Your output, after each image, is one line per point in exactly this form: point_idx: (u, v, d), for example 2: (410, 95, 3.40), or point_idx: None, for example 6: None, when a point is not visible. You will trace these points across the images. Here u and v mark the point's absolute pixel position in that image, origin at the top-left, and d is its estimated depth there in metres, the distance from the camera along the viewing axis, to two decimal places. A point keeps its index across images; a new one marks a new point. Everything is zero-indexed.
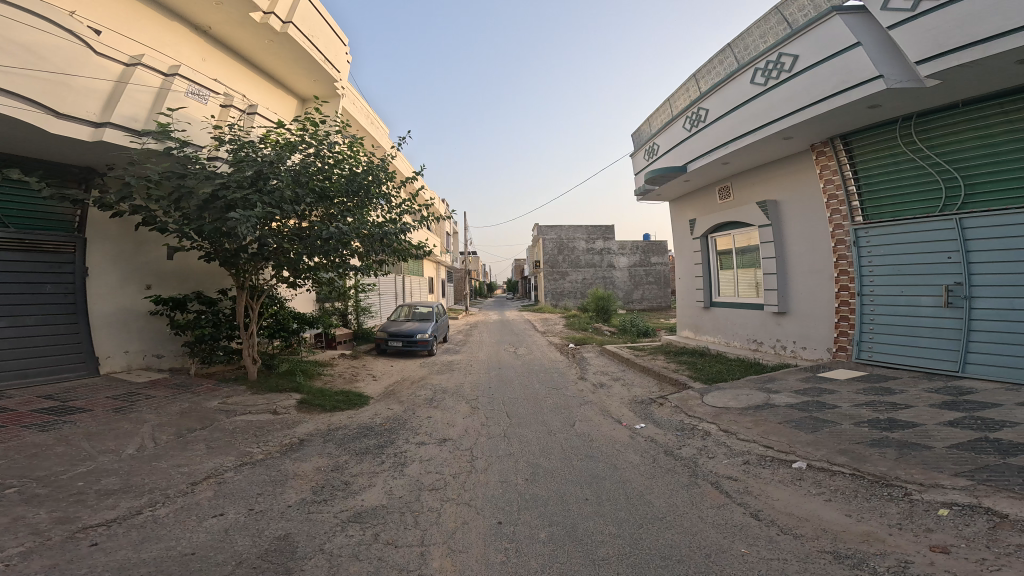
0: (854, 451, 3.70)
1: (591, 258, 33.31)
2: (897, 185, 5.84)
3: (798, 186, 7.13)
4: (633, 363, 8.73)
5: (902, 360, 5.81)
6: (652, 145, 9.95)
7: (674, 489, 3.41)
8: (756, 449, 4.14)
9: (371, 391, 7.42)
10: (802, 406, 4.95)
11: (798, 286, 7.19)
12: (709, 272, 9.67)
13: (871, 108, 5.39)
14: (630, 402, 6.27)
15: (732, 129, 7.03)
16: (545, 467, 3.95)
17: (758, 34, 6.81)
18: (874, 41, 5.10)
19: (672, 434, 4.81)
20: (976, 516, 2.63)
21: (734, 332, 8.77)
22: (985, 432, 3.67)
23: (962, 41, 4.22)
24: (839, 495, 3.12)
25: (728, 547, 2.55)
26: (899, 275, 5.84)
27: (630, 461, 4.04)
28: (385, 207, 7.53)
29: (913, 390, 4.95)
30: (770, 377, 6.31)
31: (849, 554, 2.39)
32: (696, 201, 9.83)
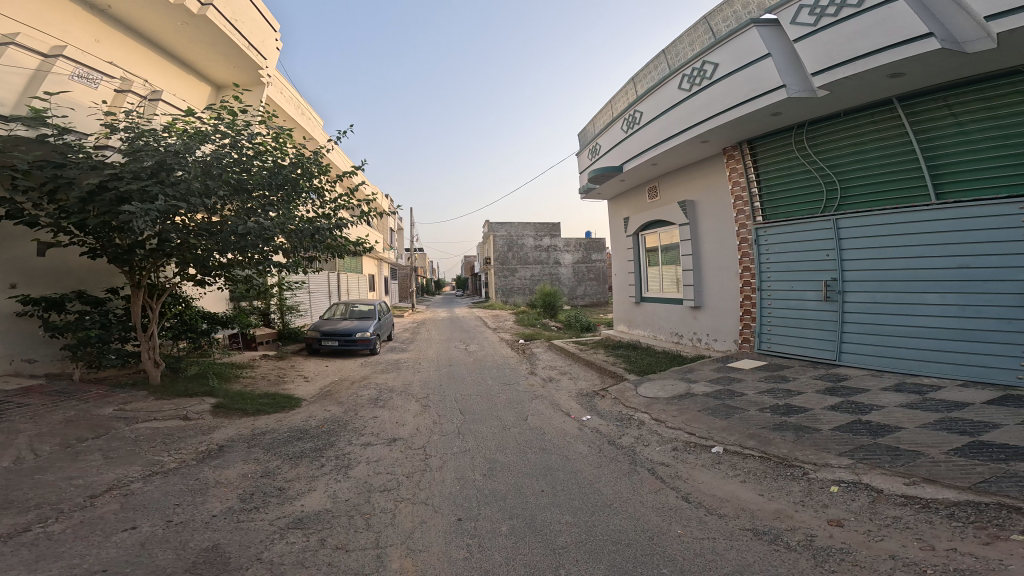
0: (761, 435, 4.22)
1: (540, 255, 34.02)
2: (792, 193, 6.64)
3: (713, 188, 7.83)
4: (577, 357, 9.13)
5: (793, 349, 6.64)
6: (595, 145, 10.41)
7: (619, 477, 3.65)
8: (682, 436, 4.55)
9: (303, 393, 6.97)
10: (716, 395, 5.53)
11: (710, 283, 7.99)
12: (638, 268, 10.41)
13: (774, 115, 6.07)
14: (577, 395, 6.56)
15: (661, 130, 7.55)
16: (497, 462, 4.03)
17: (687, 42, 7.31)
18: (782, 52, 5.67)
19: (612, 424, 5.12)
20: (860, 491, 3.12)
21: (660, 324, 9.50)
22: (858, 415, 4.36)
23: (848, 56, 4.84)
24: (752, 476, 3.55)
25: (667, 529, 2.80)
26: (790, 271, 6.63)
27: (580, 453, 4.24)
28: (316, 202, 7.18)
29: (803, 377, 5.76)
30: (690, 367, 6.94)
31: (766, 531, 2.73)
32: (629, 200, 10.49)
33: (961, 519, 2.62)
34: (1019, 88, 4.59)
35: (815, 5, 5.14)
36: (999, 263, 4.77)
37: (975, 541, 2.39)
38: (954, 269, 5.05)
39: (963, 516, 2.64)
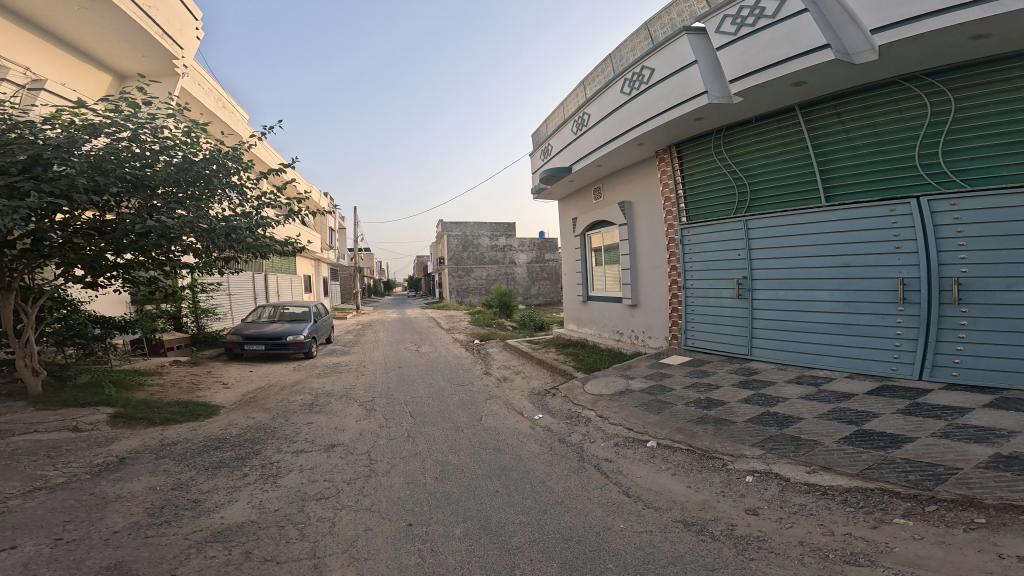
0: (687, 428, 4.59)
1: (495, 255, 34.06)
2: (714, 196, 7.17)
3: (649, 191, 8.30)
4: (529, 357, 9.28)
5: (714, 344, 7.23)
6: (547, 146, 10.67)
7: (568, 474, 3.80)
8: (622, 431, 4.83)
9: (221, 401, 6.37)
10: (650, 390, 5.92)
11: (645, 282, 8.52)
12: (585, 268, 10.85)
13: (697, 119, 6.53)
14: (529, 394, 6.68)
15: (607, 132, 7.87)
16: (449, 464, 3.99)
17: (629, 46, 7.66)
18: (708, 60, 6.07)
19: (562, 422, 5.30)
20: (770, 480, 3.51)
21: (604, 323, 9.94)
22: (767, 407, 4.90)
23: (760, 65, 5.30)
24: (681, 468, 3.86)
25: (611, 524, 2.95)
26: (709, 271, 7.20)
27: (533, 451, 4.34)
28: (235, 199, 6.38)
29: (721, 371, 6.36)
30: (628, 364, 7.34)
31: (694, 522, 2.99)
32: (578, 201, 10.85)
33: (854, 505, 3.03)
34: (892, 98, 5.22)
35: (736, 16, 5.53)
36: (875, 263, 5.43)
37: (866, 526, 2.78)
38: (840, 268, 5.72)
39: (855, 502, 3.06)
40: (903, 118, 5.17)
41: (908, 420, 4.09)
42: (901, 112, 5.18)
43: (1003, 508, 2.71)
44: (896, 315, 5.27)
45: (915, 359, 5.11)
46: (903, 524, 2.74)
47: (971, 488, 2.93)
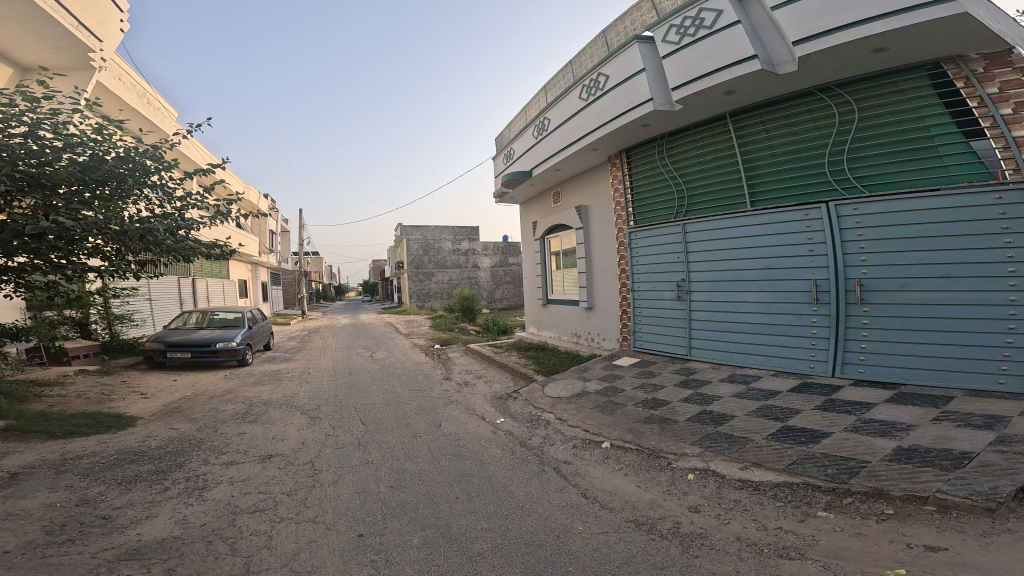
0: (637, 428, 4.80)
1: (457, 259, 33.86)
2: (659, 200, 7.49)
3: (602, 195, 8.61)
4: (491, 361, 9.27)
5: (659, 345, 7.52)
6: (509, 151, 10.79)
7: (529, 478, 3.86)
8: (580, 433, 4.96)
9: (138, 412, 5.78)
10: (605, 392, 6.13)
11: (599, 285, 8.82)
12: (545, 272, 11.03)
13: (643, 126, 6.83)
14: (491, 398, 6.68)
15: (566, 136, 8.06)
16: (406, 472, 3.90)
17: (588, 54, 7.94)
18: (656, 69, 6.37)
19: (523, 426, 5.36)
20: (708, 477, 3.75)
21: (562, 326, 10.15)
22: (705, 405, 5.24)
23: (698, 73, 5.60)
24: (633, 468, 4.03)
25: (570, 527, 3.02)
26: (653, 273, 7.53)
27: (494, 456, 4.37)
28: (156, 199, 5.90)
29: (665, 371, 6.70)
30: (584, 366, 7.54)
31: (644, 521, 3.13)
32: (538, 205, 11.06)
33: (784, 500, 3.31)
34: (808, 108, 5.66)
35: (681, 27, 5.86)
36: (792, 265, 5.79)
37: (794, 520, 3.05)
38: (763, 270, 6.07)
39: (786, 497, 3.34)
40: (817, 127, 5.62)
41: (824, 416, 4.52)
42: (815, 121, 5.62)
43: (907, 498, 3.05)
44: (811, 315, 5.63)
45: (829, 356, 5.48)
46: (826, 517, 3.04)
47: (880, 480, 3.28)
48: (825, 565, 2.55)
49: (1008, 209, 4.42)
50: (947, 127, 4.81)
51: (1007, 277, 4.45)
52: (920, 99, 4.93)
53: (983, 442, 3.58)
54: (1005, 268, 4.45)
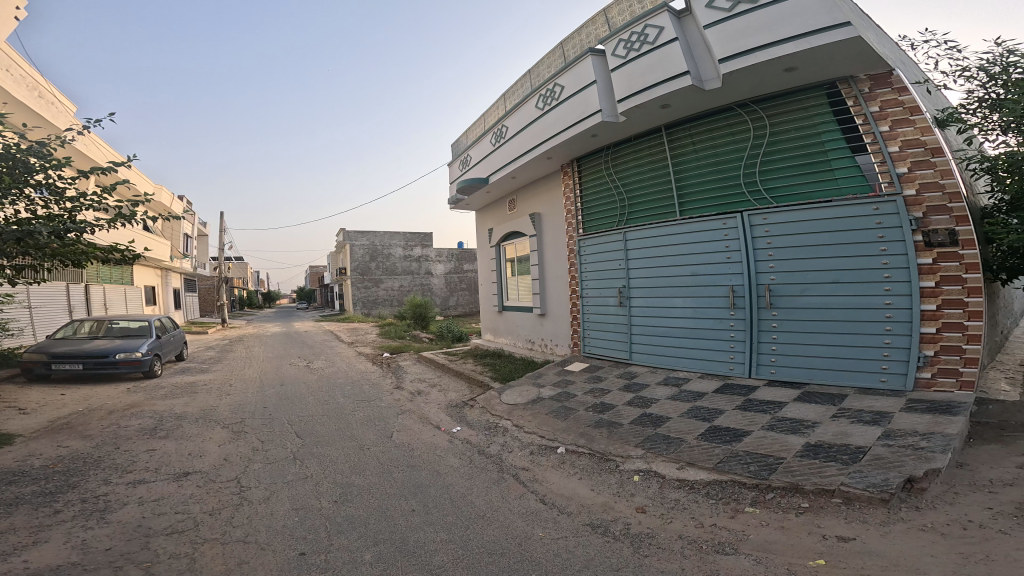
0: (589, 432, 4.96)
1: (409, 266, 32.97)
2: (603, 208, 7.79)
3: (555, 204, 8.85)
4: (446, 369, 9.14)
5: (603, 350, 7.79)
6: (465, 157, 10.80)
7: (489, 486, 3.87)
8: (537, 439, 5.04)
9: (16, 430, 5.06)
10: (558, 397, 6.27)
11: (551, 292, 9.03)
12: (500, 279, 11.10)
13: (593, 136, 7.12)
14: (447, 407, 6.58)
15: (522, 144, 8.22)
16: (353, 486, 3.74)
17: (546, 66, 8.19)
18: (606, 81, 6.60)
19: (480, 433, 5.35)
20: (652, 478, 3.96)
21: (517, 332, 10.25)
22: (646, 407, 5.50)
23: (640, 86, 5.89)
24: (586, 472, 4.15)
25: (531, 533, 3.07)
26: (599, 281, 7.84)
27: (451, 465, 4.32)
28: (40, 202, 5.19)
29: (612, 374, 6.97)
30: (539, 372, 7.66)
31: (599, 523, 3.24)
32: (494, 212, 11.14)
33: (716, 498, 3.57)
34: (728, 123, 6.07)
35: (628, 41, 6.08)
36: (714, 272, 6.16)
37: (726, 516, 3.31)
38: (690, 276, 6.43)
39: (718, 495, 3.60)
40: (735, 141, 6.03)
41: (744, 415, 4.88)
42: (733, 135, 6.03)
43: (819, 492, 3.41)
44: (730, 320, 6.04)
45: (745, 358, 5.90)
46: (753, 512, 3.32)
47: (795, 476, 3.64)
48: (757, 558, 2.78)
49: (884, 219, 4.99)
50: (839, 143, 5.32)
51: (885, 282, 4.99)
52: (820, 116, 5.42)
53: (875, 436, 4.04)
54: (882, 273, 5.00)
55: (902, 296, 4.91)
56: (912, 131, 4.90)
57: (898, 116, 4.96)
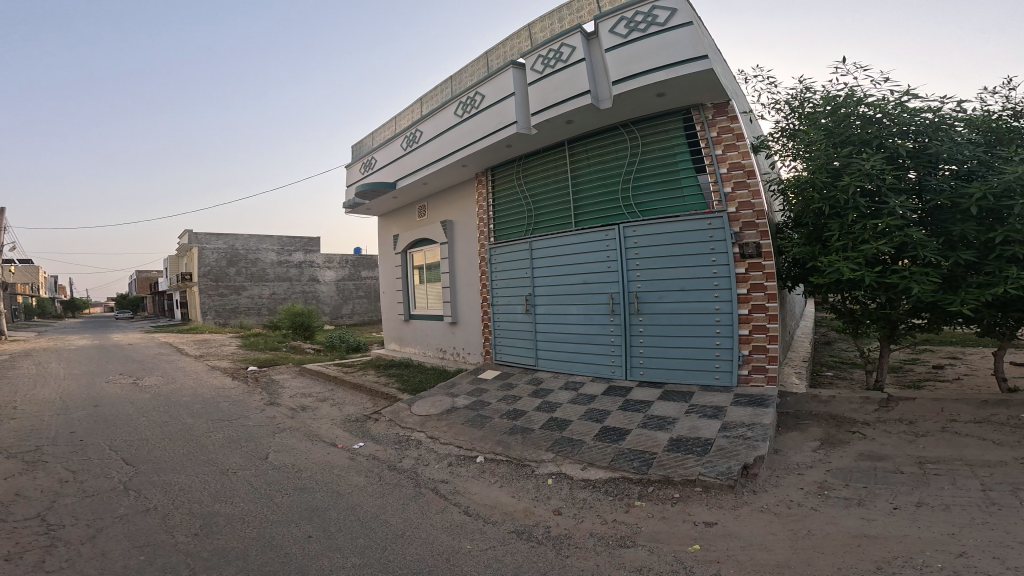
0: (506, 439, 5.00)
1: (287, 271, 29.59)
2: (514, 217, 8.03)
3: (467, 212, 8.92)
4: (340, 381, 8.47)
5: (512, 357, 7.99)
6: (369, 159, 10.38)
7: (405, 503, 3.66)
8: (454, 450, 4.92)
9: None
10: (473, 406, 6.21)
11: (462, 301, 9.05)
12: (407, 286, 10.85)
13: (508, 146, 7.34)
14: (344, 422, 6.09)
15: (438, 150, 8.15)
16: (217, 517, 3.29)
17: (469, 73, 8.25)
18: (523, 94, 6.87)
19: (390, 448, 5.05)
20: (564, 480, 4.12)
21: (428, 341, 10.06)
22: (553, 411, 5.71)
23: (554, 101, 6.29)
24: (506, 480, 4.16)
25: (459, 547, 3.00)
26: (508, 288, 8.03)
27: (356, 484, 4.01)
28: None
29: (523, 381, 7.11)
30: (453, 381, 7.49)
31: (524, 529, 3.28)
32: (400, 218, 10.89)
33: (613, 495, 3.83)
34: (612, 142, 6.69)
35: (545, 57, 6.45)
36: (599, 279, 6.70)
37: (623, 511, 3.58)
38: (581, 283, 6.91)
39: (614, 492, 3.87)
40: (617, 159, 6.64)
41: (625, 415, 5.32)
42: (615, 153, 6.66)
43: (685, 482, 3.87)
44: (611, 325, 6.59)
45: (622, 360, 6.45)
46: (642, 506, 3.64)
47: (666, 469, 4.08)
48: (652, 548, 3.05)
49: (715, 233, 5.80)
50: (687, 165, 6.06)
51: (716, 290, 5.80)
52: (675, 138, 6.15)
53: (716, 429, 4.68)
54: (713, 282, 5.82)
55: (726, 302, 5.75)
56: (737, 155, 5.76)
57: (729, 142, 5.82)
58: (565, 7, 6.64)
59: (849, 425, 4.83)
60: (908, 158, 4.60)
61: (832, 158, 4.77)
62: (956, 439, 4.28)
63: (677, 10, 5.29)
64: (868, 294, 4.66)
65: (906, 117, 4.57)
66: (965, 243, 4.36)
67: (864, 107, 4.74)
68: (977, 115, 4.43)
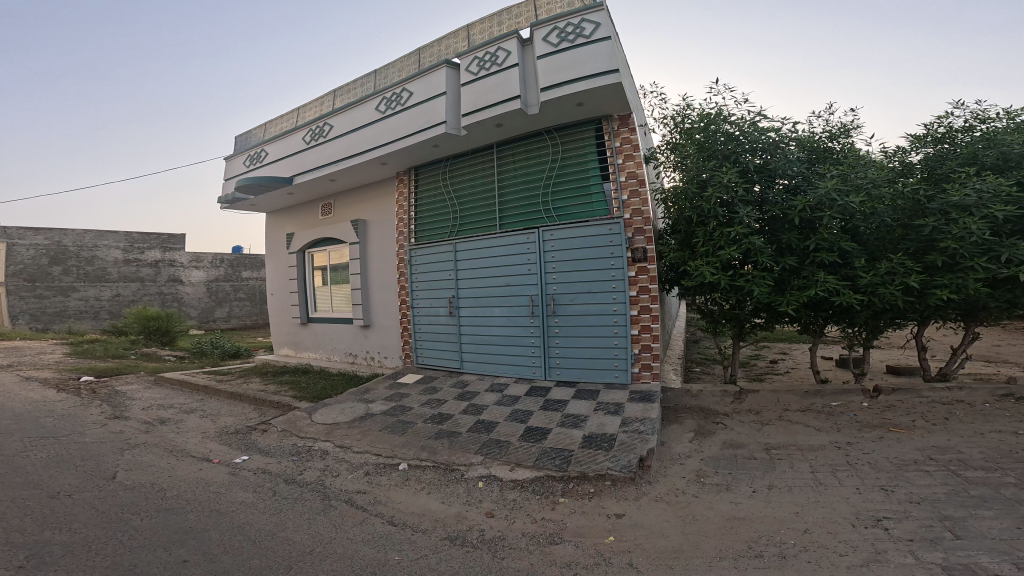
0: (431, 445, 4.75)
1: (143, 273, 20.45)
2: (438, 219, 7.82)
3: (382, 211, 8.53)
4: (217, 390, 7.42)
5: (434, 360, 7.73)
6: (259, 151, 9.36)
7: (311, 518, 3.28)
8: (370, 459, 4.55)
9: None
10: (391, 412, 5.83)
11: (376, 304, 8.58)
12: (306, 288, 10.05)
13: (434, 146, 7.14)
14: (221, 435, 5.31)
15: (350, 146, 7.65)
16: (50, 546, 2.69)
17: (395, 69, 7.91)
18: (455, 95, 6.75)
19: (286, 461, 4.52)
20: (493, 482, 4.04)
21: (335, 346, 9.32)
22: (479, 414, 5.59)
23: (486, 104, 6.28)
24: (434, 486, 3.95)
25: (385, 560, 2.78)
26: (430, 290, 7.78)
27: (242, 501, 3.51)
28: None
29: (447, 385, 6.88)
30: (366, 387, 6.97)
31: (456, 535, 3.16)
32: (297, 216, 10.04)
33: (540, 493, 3.86)
34: (532, 149, 6.90)
35: (481, 60, 6.42)
36: (518, 282, 6.82)
37: (550, 508, 3.62)
38: (503, 285, 6.96)
39: (540, 490, 3.90)
40: (537, 164, 6.86)
41: (546, 414, 5.42)
42: (534, 159, 6.88)
43: (598, 477, 4.04)
44: (530, 326, 6.73)
45: (541, 360, 6.62)
46: (565, 502, 3.72)
47: (582, 465, 4.22)
48: (576, 542, 3.11)
49: (614, 238, 6.18)
50: (595, 173, 6.42)
51: (614, 292, 6.18)
52: (586, 147, 6.51)
53: (618, 424, 4.99)
54: (611, 284, 6.19)
55: (622, 303, 6.14)
56: (633, 165, 6.22)
57: (628, 152, 6.26)
58: (504, 12, 6.71)
59: (713, 416, 5.53)
60: (755, 173, 5.37)
61: (701, 170, 5.44)
62: (790, 426, 5.12)
63: (602, 24, 5.62)
64: (724, 295, 5.46)
65: (754, 135, 5.35)
66: (790, 249, 5.26)
67: (728, 125, 5.46)
68: (804, 135, 5.30)
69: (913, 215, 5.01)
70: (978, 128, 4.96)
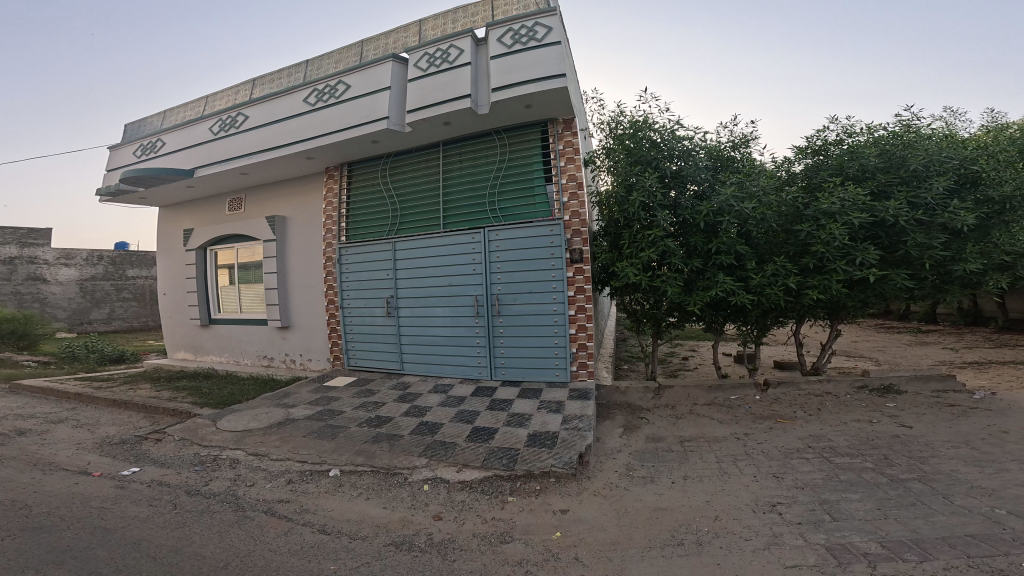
0: (367, 449, 4.44)
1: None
2: (375, 212, 7.43)
3: (305, 206, 7.92)
4: (95, 397, 6.29)
5: (369, 361, 7.30)
6: (153, 141, 8.25)
7: (224, 531, 2.88)
8: (294, 466, 4.13)
9: None
10: (317, 416, 5.36)
11: (296, 304, 7.91)
12: (211, 287, 9.02)
13: (374, 142, 6.78)
14: (100, 447, 4.49)
15: (270, 138, 6.98)
16: None
17: (331, 61, 7.43)
18: (401, 89, 6.49)
19: (187, 471, 3.94)
20: (439, 484, 3.87)
21: (245, 350, 8.41)
22: (422, 416, 5.36)
23: (433, 101, 6.11)
24: (373, 491, 3.69)
25: (319, 570, 2.53)
26: (364, 288, 7.35)
27: (131, 516, 2.99)
28: None
29: (385, 387, 6.51)
30: (286, 391, 6.34)
31: (402, 540, 2.97)
32: (200, 211, 8.95)
33: (488, 493, 3.78)
34: (478, 148, 6.86)
35: (431, 56, 6.26)
36: (460, 282, 6.71)
37: (498, 507, 3.56)
38: (444, 284, 6.80)
39: (489, 490, 3.82)
40: (482, 164, 6.83)
41: (492, 414, 5.35)
42: (480, 159, 6.84)
43: (543, 474, 4.06)
44: (473, 326, 6.64)
45: (485, 360, 6.57)
46: (514, 501, 3.68)
47: (527, 463, 4.21)
48: (526, 539, 3.09)
49: (554, 240, 6.31)
50: (540, 176, 6.53)
51: (553, 292, 6.30)
52: (531, 147, 6.60)
53: (559, 422, 5.08)
54: (550, 285, 6.31)
55: (561, 302, 6.28)
56: (573, 167, 6.40)
57: (570, 155, 6.43)
58: (459, 9, 6.63)
59: (638, 412, 5.86)
60: (671, 179, 5.79)
61: (628, 175, 5.76)
62: (703, 420, 5.59)
63: (553, 29, 5.75)
64: (645, 295, 5.89)
65: (671, 143, 5.77)
66: (696, 251, 5.76)
67: (652, 132, 5.82)
68: (711, 145, 5.85)
69: (794, 220, 5.75)
70: (846, 141, 5.77)
